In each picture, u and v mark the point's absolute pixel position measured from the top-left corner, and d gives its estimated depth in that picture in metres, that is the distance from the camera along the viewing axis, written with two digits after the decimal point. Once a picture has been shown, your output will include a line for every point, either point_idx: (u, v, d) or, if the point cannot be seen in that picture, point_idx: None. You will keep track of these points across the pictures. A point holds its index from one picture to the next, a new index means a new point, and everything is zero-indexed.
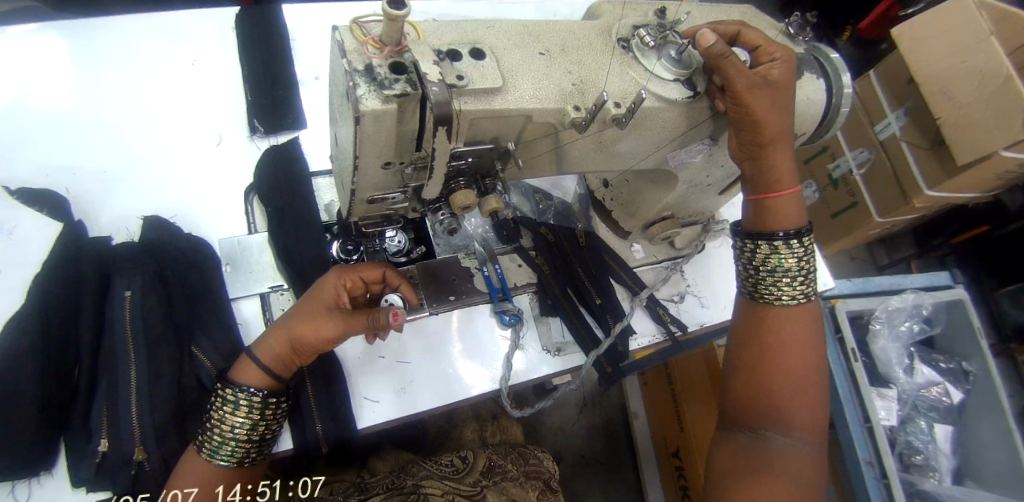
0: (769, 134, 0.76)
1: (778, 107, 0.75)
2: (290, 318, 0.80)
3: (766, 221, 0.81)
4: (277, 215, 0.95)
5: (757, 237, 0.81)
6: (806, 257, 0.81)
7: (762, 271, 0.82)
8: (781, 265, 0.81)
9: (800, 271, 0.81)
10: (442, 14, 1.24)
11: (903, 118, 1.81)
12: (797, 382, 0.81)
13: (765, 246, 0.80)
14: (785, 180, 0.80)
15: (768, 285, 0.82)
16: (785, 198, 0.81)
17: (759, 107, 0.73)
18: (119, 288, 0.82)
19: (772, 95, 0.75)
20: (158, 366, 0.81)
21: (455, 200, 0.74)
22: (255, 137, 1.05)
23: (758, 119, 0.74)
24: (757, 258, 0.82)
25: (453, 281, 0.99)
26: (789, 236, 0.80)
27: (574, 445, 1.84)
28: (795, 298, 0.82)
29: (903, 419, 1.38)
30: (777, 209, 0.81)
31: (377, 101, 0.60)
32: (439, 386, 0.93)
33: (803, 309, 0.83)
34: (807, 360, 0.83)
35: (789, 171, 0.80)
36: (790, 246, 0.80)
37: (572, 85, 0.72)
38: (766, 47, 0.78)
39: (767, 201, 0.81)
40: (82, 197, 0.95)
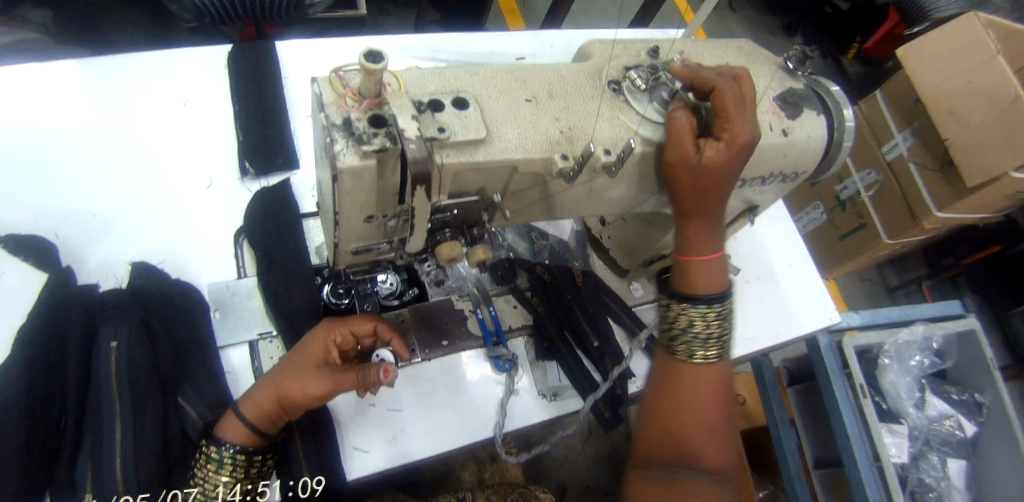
0: (694, 205, 0.74)
1: (708, 188, 0.72)
2: (277, 372, 0.77)
3: (689, 284, 0.77)
4: (267, 259, 0.93)
5: (680, 299, 0.77)
6: (722, 319, 0.77)
7: (677, 330, 0.78)
8: (703, 326, 0.76)
9: (715, 334, 0.76)
10: (433, 57, 1.21)
11: (911, 139, 1.79)
12: (713, 421, 0.74)
13: (683, 303, 0.76)
14: (709, 244, 0.77)
15: (681, 343, 0.77)
16: (708, 262, 0.77)
17: (684, 185, 0.71)
18: (105, 338, 0.81)
19: (708, 177, 0.70)
20: (144, 418, 0.79)
21: (440, 252, 0.70)
22: (246, 179, 1.03)
23: (682, 194, 0.73)
24: (678, 318, 0.77)
25: (445, 323, 0.97)
26: (708, 299, 0.75)
27: (578, 475, 1.80)
28: (710, 359, 0.77)
29: (914, 454, 1.32)
30: (695, 273, 0.77)
31: (356, 157, 0.59)
32: (432, 433, 0.90)
33: (721, 369, 0.78)
34: (722, 397, 0.76)
35: (712, 234, 0.77)
36: (706, 306, 0.75)
37: (559, 132, 0.70)
38: (728, 116, 0.68)
39: (684, 264, 0.78)
40: (71, 243, 0.93)
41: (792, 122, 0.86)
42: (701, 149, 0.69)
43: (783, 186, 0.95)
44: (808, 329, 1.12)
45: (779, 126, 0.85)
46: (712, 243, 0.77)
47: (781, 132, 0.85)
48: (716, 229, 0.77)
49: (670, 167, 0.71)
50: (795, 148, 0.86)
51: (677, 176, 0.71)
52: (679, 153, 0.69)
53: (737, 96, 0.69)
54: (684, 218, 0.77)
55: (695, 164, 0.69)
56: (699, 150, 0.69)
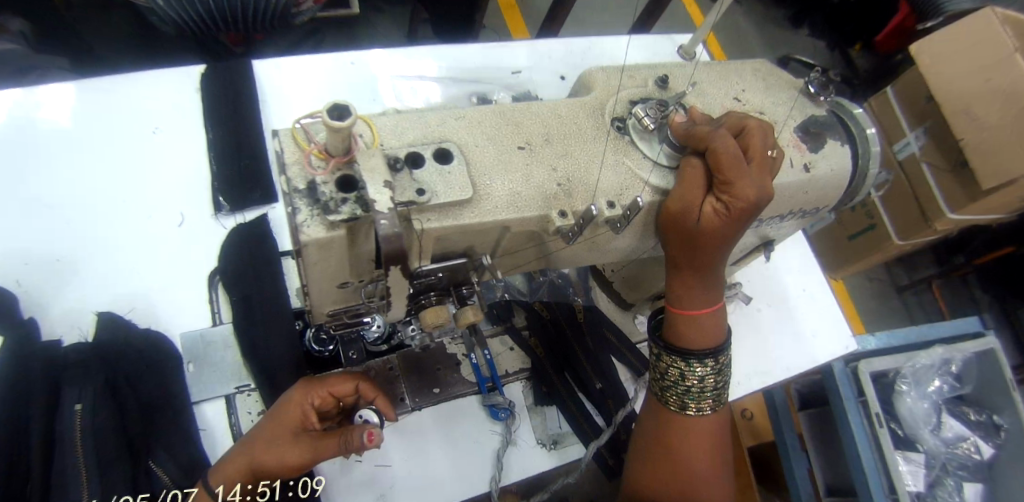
0: (687, 262, 0.68)
1: (704, 248, 0.66)
2: (250, 442, 0.68)
3: (680, 337, 0.73)
4: (243, 305, 0.84)
5: (670, 351, 0.73)
6: (717, 373, 0.74)
7: (668, 382, 0.75)
8: (695, 381, 0.74)
9: (708, 388, 0.75)
10: (422, 77, 1.11)
11: (923, 139, 1.71)
12: (703, 465, 0.77)
13: (675, 359, 0.73)
14: (703, 297, 0.72)
15: (671, 394, 0.76)
16: (702, 316, 0.72)
17: (679, 243, 0.66)
18: (67, 401, 0.73)
19: (704, 239, 0.64)
20: (110, 491, 0.71)
21: (424, 318, 0.62)
22: (220, 215, 0.93)
23: (678, 250, 0.67)
24: (668, 371, 0.75)
25: (437, 370, 0.85)
26: (701, 356, 0.72)
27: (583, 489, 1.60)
28: (703, 410, 0.76)
29: (930, 482, 1.21)
30: (687, 328, 0.73)
31: (321, 228, 0.52)
32: (422, 490, 0.80)
33: (716, 418, 0.78)
34: (712, 440, 0.77)
35: (707, 289, 0.72)
36: (700, 365, 0.72)
37: (556, 185, 0.62)
38: (731, 174, 0.61)
39: (675, 317, 0.73)
40: (33, 290, 0.85)
41: (812, 157, 0.79)
42: (700, 209, 0.63)
43: (802, 221, 0.88)
44: (825, 360, 1.02)
45: (800, 162, 0.78)
46: (709, 296, 0.72)
47: (803, 168, 0.78)
48: (714, 284, 0.72)
49: (668, 222, 0.65)
50: (816, 184, 0.79)
51: (673, 233, 0.65)
52: (678, 211, 0.63)
53: (735, 152, 0.61)
54: (676, 272, 0.71)
55: (694, 225, 0.63)
56: (697, 210, 0.63)
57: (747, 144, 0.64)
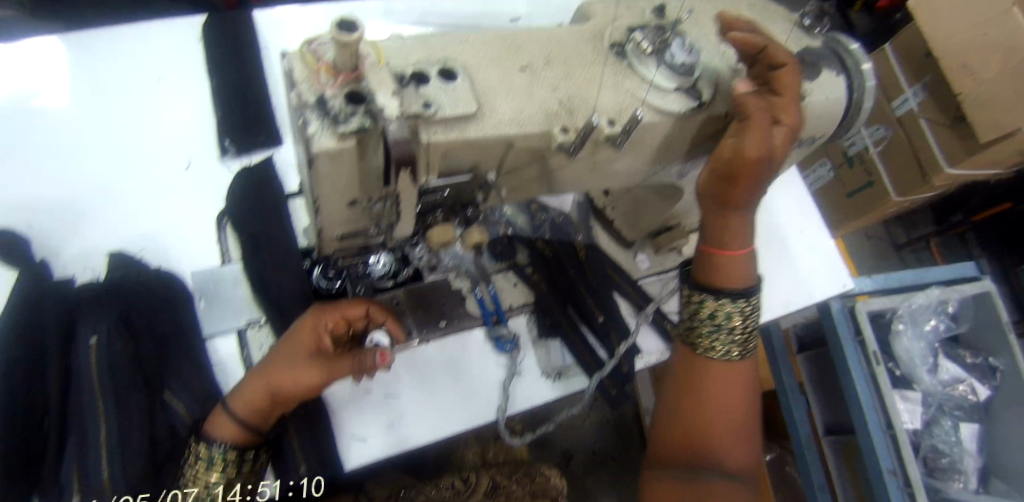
0: (743, 197, 0.70)
1: (761, 181, 0.69)
2: (267, 363, 0.72)
3: (725, 277, 0.75)
4: (251, 244, 0.84)
5: (718, 294, 0.75)
6: (750, 315, 0.77)
7: (705, 324, 0.78)
8: (730, 322, 0.77)
9: (741, 329, 0.78)
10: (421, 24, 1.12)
11: (921, 94, 1.68)
12: (730, 420, 0.79)
13: (714, 299, 0.75)
14: (741, 234, 0.74)
15: (708, 336, 0.78)
16: (744, 257, 0.75)
17: (749, 180, 0.67)
18: (83, 334, 0.74)
19: (768, 170, 0.68)
20: (129, 418, 0.74)
21: (433, 237, 0.66)
22: (226, 158, 0.95)
23: (741, 188, 0.68)
24: (704, 313, 0.77)
25: (442, 303, 0.87)
26: (743, 292, 0.75)
27: (584, 439, 1.61)
28: (735, 352, 0.79)
29: (926, 420, 1.23)
30: (735, 264, 0.75)
31: (332, 139, 0.53)
32: (432, 418, 0.82)
33: (743, 370, 0.81)
34: (739, 397, 0.80)
35: (745, 225, 0.74)
36: (736, 305, 0.75)
37: (557, 103, 0.63)
38: (789, 104, 0.67)
39: (726, 257, 0.75)
40: (45, 233, 0.86)
41: (806, 87, 0.79)
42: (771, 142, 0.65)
43: (797, 152, 0.89)
44: (823, 295, 1.05)
45: (795, 89, 0.78)
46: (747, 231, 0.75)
47: (798, 95, 0.78)
48: (748, 219, 0.75)
49: (741, 160, 0.64)
50: (811, 112, 0.80)
51: (745, 172, 0.65)
52: (758, 151, 0.63)
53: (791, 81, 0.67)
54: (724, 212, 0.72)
55: (768, 161, 0.65)
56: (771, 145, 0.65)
57: (782, 82, 0.67)
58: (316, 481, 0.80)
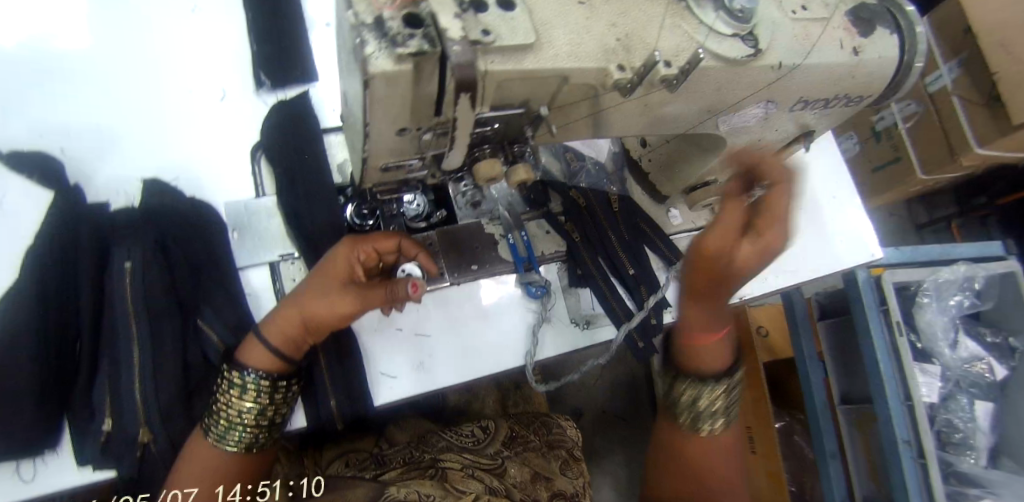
0: (706, 296, 0.67)
1: (727, 284, 0.66)
2: (300, 293, 0.72)
3: (694, 363, 0.74)
4: (286, 177, 0.84)
5: (685, 378, 0.75)
6: (729, 392, 0.76)
7: (683, 405, 0.76)
8: (708, 404, 0.75)
9: (722, 407, 0.76)
10: None
11: (957, 71, 1.60)
12: (721, 485, 0.79)
13: (689, 384, 0.75)
14: (712, 324, 0.71)
15: (686, 415, 0.77)
16: (717, 342, 0.72)
17: (704, 280, 0.65)
18: (118, 259, 0.75)
19: (734, 276, 0.64)
20: (163, 342, 0.75)
21: (478, 172, 0.63)
22: (262, 92, 0.93)
23: (701, 290, 0.66)
24: (683, 394, 0.76)
25: (475, 247, 0.86)
26: (713, 380, 0.74)
27: (596, 399, 1.63)
28: (720, 426, 0.77)
29: (944, 395, 1.22)
30: (704, 355, 0.73)
31: (389, 61, 0.50)
32: (461, 361, 0.83)
33: (730, 434, 0.79)
34: (725, 461, 0.79)
35: (717, 325, 0.71)
36: (713, 391, 0.74)
37: (615, 40, 0.61)
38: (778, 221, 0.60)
39: (693, 349, 0.73)
40: (77, 158, 0.85)
41: (859, 44, 0.75)
42: (735, 251, 0.62)
43: (842, 110, 0.86)
44: (849, 262, 1.04)
45: (849, 44, 0.75)
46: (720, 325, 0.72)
47: (851, 51, 0.75)
48: (722, 316, 0.71)
49: (699, 254, 0.63)
50: (863, 70, 0.77)
51: (699, 269, 0.64)
52: (714, 252, 0.61)
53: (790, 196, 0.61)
54: (691, 311, 0.70)
55: (727, 262, 0.62)
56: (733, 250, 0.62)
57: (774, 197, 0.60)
58: (343, 420, 0.79)
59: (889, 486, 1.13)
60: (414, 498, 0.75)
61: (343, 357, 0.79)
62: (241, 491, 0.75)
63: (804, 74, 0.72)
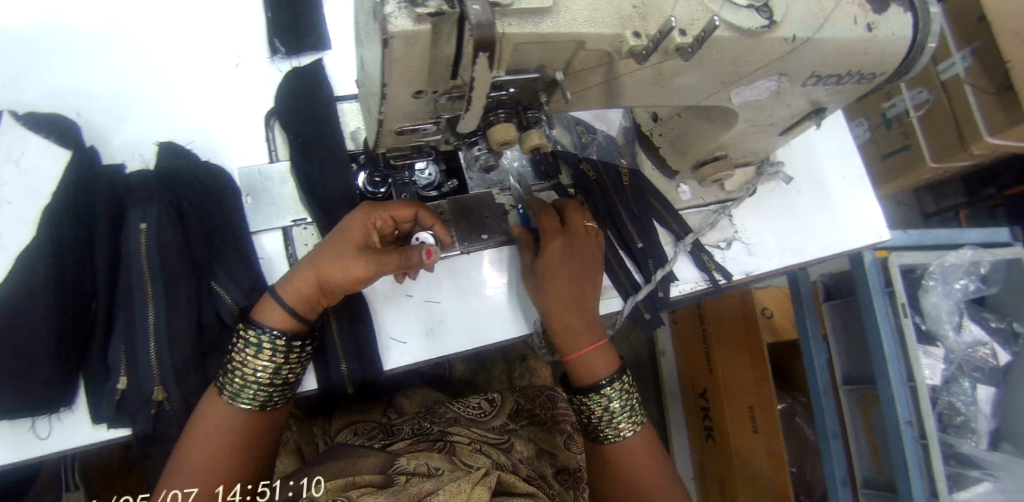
0: (563, 302, 0.79)
1: (573, 283, 0.80)
2: (316, 255, 0.73)
3: (580, 380, 0.81)
4: (299, 143, 0.84)
5: (582, 392, 0.80)
6: (628, 393, 0.81)
7: (594, 419, 0.81)
8: (616, 406, 0.80)
9: (626, 409, 0.81)
10: None
11: (970, 58, 1.59)
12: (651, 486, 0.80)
13: (591, 398, 0.80)
14: (581, 331, 0.80)
15: (600, 427, 0.81)
16: (595, 350, 0.80)
17: (554, 286, 0.78)
18: (134, 220, 0.76)
19: (570, 271, 0.79)
20: (177, 303, 0.76)
21: (493, 135, 0.64)
22: (275, 58, 0.94)
23: (556, 297, 0.78)
24: (589, 408, 0.81)
25: (484, 217, 0.87)
26: (605, 383, 0.79)
27: None
28: (631, 427, 0.81)
29: (947, 378, 1.23)
30: (591, 362, 0.80)
31: (409, 21, 0.51)
32: (470, 328, 0.84)
33: (645, 435, 0.83)
34: (650, 463, 0.81)
35: (588, 330, 0.80)
36: (614, 392, 0.79)
37: (632, 7, 0.61)
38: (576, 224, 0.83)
39: (575, 360, 0.80)
40: (94, 123, 0.86)
41: (872, 22, 0.73)
42: (556, 247, 0.80)
43: (855, 88, 0.84)
44: (855, 244, 1.03)
45: (864, 21, 0.73)
46: (591, 330, 0.80)
47: (866, 27, 0.73)
48: (592, 322, 0.81)
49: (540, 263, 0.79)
50: (876, 46, 0.75)
51: (544, 270, 0.79)
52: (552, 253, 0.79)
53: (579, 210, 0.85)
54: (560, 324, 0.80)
55: (558, 256, 0.79)
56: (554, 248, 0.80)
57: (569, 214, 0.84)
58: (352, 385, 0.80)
59: (890, 466, 1.15)
60: (423, 471, 0.72)
61: (354, 322, 0.80)
62: (242, 492, 0.73)
63: (816, 47, 0.71)
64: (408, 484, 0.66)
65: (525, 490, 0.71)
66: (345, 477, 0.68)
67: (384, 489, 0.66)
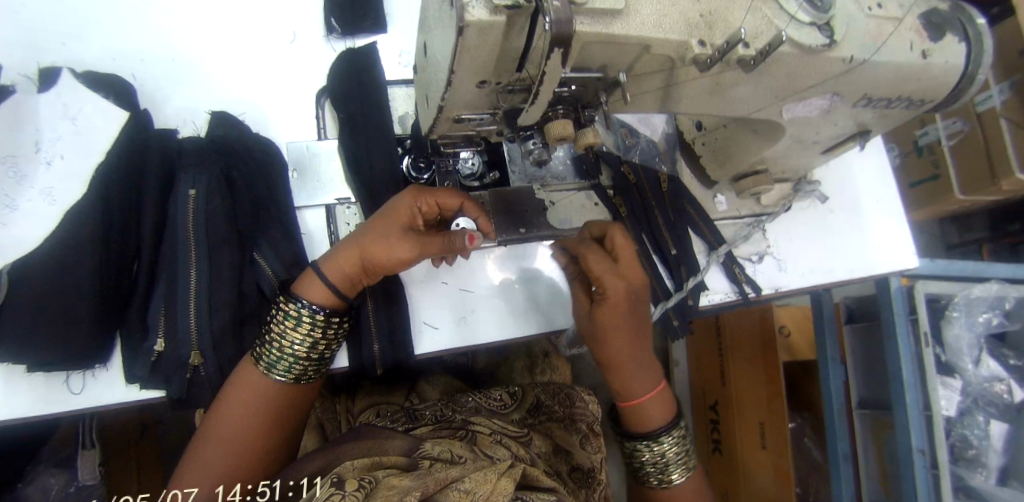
0: (624, 348, 0.77)
1: (633, 324, 0.77)
2: (361, 234, 0.73)
3: (638, 426, 0.83)
4: (349, 122, 0.86)
5: (640, 440, 0.83)
6: (682, 441, 0.84)
7: (650, 465, 0.85)
8: (672, 455, 0.83)
9: (681, 457, 0.84)
10: None
11: (1008, 93, 1.58)
12: None
13: (648, 447, 0.83)
14: (642, 380, 0.80)
15: (654, 472, 0.85)
16: (653, 397, 0.81)
17: (615, 331, 0.76)
18: (183, 185, 0.77)
19: (631, 312, 0.76)
20: (220, 270, 0.77)
21: (551, 130, 0.66)
22: (330, 37, 0.95)
23: (619, 340, 0.77)
24: (643, 454, 0.84)
25: (523, 211, 0.88)
26: (664, 432, 0.82)
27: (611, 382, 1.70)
28: (684, 471, 0.85)
29: (961, 410, 1.23)
30: (649, 406, 0.82)
31: (486, 11, 0.52)
32: (501, 319, 0.86)
33: (695, 479, 0.86)
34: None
35: (642, 378, 0.80)
36: (669, 441, 0.82)
37: (699, 15, 0.61)
38: (627, 261, 0.76)
39: (634, 406, 0.82)
40: (149, 87, 0.88)
41: (927, 50, 0.73)
42: (612, 289, 0.74)
43: (904, 113, 0.83)
44: (883, 269, 1.03)
45: (919, 47, 0.72)
46: (647, 376, 0.81)
47: (921, 54, 0.72)
48: (648, 370, 0.80)
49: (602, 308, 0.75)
50: (930, 74, 0.75)
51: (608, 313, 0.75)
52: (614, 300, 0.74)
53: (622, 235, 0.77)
54: (617, 374, 0.80)
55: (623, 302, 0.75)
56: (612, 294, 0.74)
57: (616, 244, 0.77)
58: (383, 367, 0.81)
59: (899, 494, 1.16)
60: (447, 457, 0.70)
61: (389, 305, 0.81)
62: (242, 492, 0.71)
63: (872, 70, 0.71)
64: (434, 468, 0.64)
65: (547, 484, 0.69)
66: (370, 457, 0.64)
67: (409, 471, 0.64)
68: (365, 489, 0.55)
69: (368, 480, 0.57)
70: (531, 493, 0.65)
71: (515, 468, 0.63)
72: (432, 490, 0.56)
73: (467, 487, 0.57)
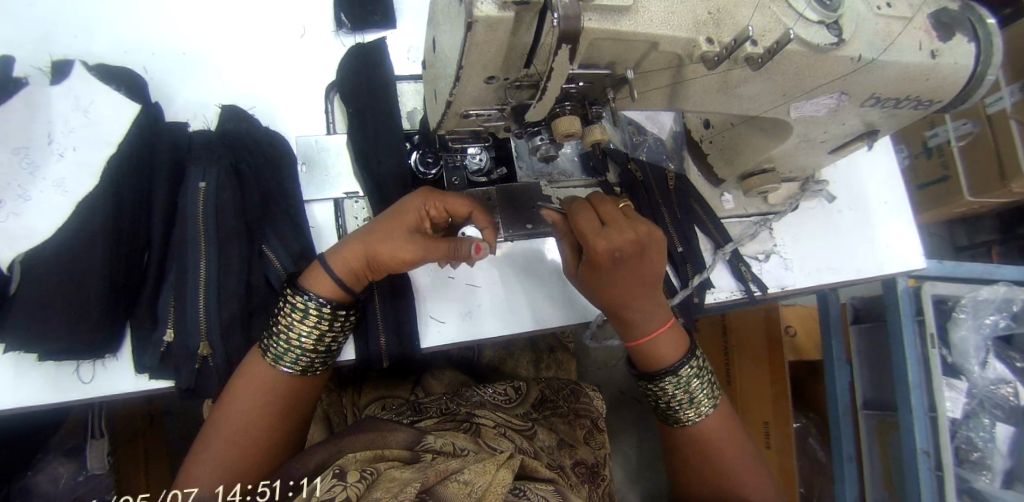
0: (625, 294, 0.75)
1: (632, 275, 0.74)
2: (369, 232, 0.74)
3: (652, 367, 0.83)
4: (358, 117, 0.87)
5: (658, 378, 0.82)
6: (701, 369, 0.84)
7: (674, 402, 0.84)
8: (694, 385, 0.83)
9: (702, 386, 0.84)
10: None
11: (1019, 94, 1.57)
12: (735, 458, 0.85)
13: (669, 382, 0.82)
14: (648, 322, 0.80)
15: (679, 407, 0.84)
16: (663, 334, 0.81)
17: (615, 281, 0.74)
18: (193, 178, 0.78)
19: (626, 264, 0.72)
20: (229, 261, 0.78)
21: (558, 126, 0.66)
22: (340, 32, 0.96)
23: (620, 283, 0.74)
24: (664, 391, 0.84)
25: (530, 207, 0.88)
26: (679, 364, 0.82)
27: (616, 380, 1.71)
28: (708, 401, 0.85)
29: (968, 412, 1.22)
30: (660, 345, 0.81)
31: (494, 7, 0.52)
32: (507, 315, 0.86)
33: (719, 409, 0.86)
34: (730, 438, 0.85)
35: (648, 319, 0.79)
36: (689, 371, 0.82)
37: (707, 13, 0.61)
38: (616, 223, 0.72)
39: (644, 346, 0.81)
40: (160, 80, 0.89)
41: (936, 49, 0.73)
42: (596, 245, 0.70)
43: (912, 113, 0.82)
44: (890, 270, 1.03)
45: (928, 47, 0.72)
46: (657, 318, 0.80)
47: (929, 53, 0.72)
48: (656, 311, 0.79)
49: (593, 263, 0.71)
50: (938, 74, 0.74)
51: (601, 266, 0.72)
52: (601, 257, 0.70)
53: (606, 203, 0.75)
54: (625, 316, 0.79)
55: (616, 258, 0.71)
56: (598, 248, 0.70)
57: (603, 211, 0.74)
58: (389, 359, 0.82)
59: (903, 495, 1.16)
60: (449, 450, 0.71)
61: (396, 298, 0.82)
62: (241, 492, 0.71)
63: (879, 70, 0.71)
64: (435, 460, 0.64)
65: (547, 477, 0.70)
66: (373, 450, 0.65)
67: (411, 464, 0.64)
68: (366, 481, 0.56)
69: (369, 472, 0.58)
70: (531, 485, 0.65)
71: (514, 460, 0.63)
72: (431, 481, 0.56)
73: (466, 478, 0.57)
